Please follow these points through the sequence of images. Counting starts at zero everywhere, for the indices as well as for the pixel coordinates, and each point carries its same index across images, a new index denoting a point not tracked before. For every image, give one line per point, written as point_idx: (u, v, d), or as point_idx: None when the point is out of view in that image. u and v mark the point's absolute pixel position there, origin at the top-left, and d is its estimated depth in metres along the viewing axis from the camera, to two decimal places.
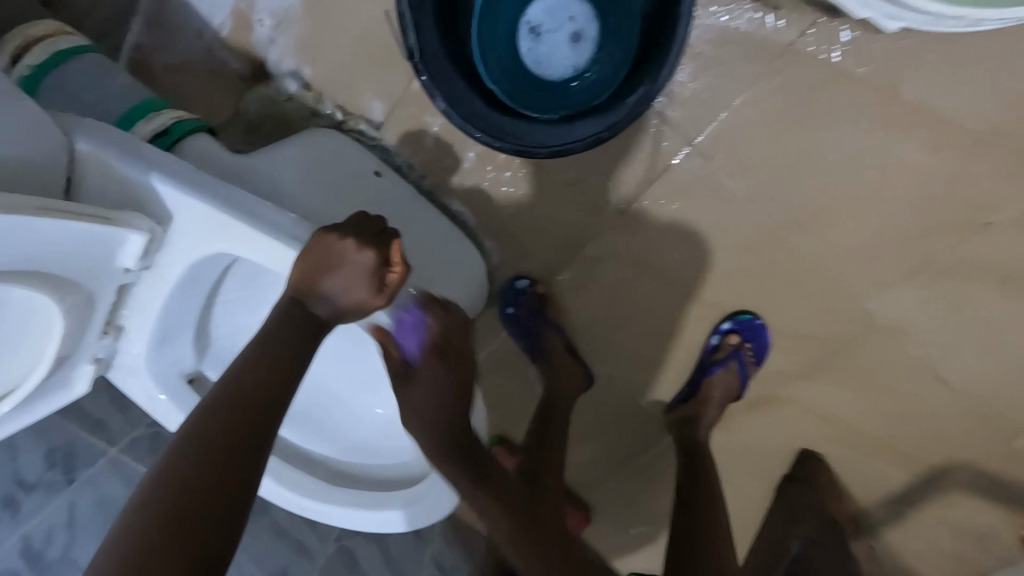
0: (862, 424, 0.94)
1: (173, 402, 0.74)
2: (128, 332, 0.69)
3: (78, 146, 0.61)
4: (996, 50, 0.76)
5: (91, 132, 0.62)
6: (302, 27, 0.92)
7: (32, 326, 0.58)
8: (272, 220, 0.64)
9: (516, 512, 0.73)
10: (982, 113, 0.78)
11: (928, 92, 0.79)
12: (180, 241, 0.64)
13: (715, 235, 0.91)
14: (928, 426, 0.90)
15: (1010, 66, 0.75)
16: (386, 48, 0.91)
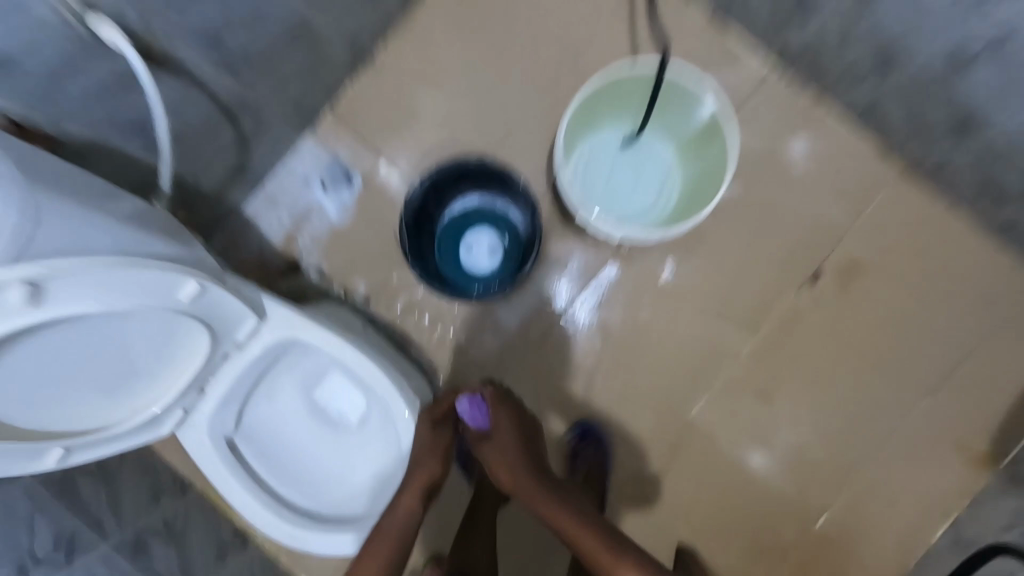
0: (699, 505, 1.30)
1: (215, 454, 0.97)
2: (202, 403, 0.93)
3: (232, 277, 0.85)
4: (726, 256, 1.30)
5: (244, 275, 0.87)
6: (324, 239, 1.39)
7: (163, 367, 0.83)
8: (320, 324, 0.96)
9: (581, 512, 0.91)
10: (725, 292, 1.31)
11: (698, 280, 1.31)
12: (264, 334, 0.91)
13: (588, 378, 1.33)
14: (736, 499, 1.30)
15: (733, 265, 1.30)
16: (377, 253, 1.38)
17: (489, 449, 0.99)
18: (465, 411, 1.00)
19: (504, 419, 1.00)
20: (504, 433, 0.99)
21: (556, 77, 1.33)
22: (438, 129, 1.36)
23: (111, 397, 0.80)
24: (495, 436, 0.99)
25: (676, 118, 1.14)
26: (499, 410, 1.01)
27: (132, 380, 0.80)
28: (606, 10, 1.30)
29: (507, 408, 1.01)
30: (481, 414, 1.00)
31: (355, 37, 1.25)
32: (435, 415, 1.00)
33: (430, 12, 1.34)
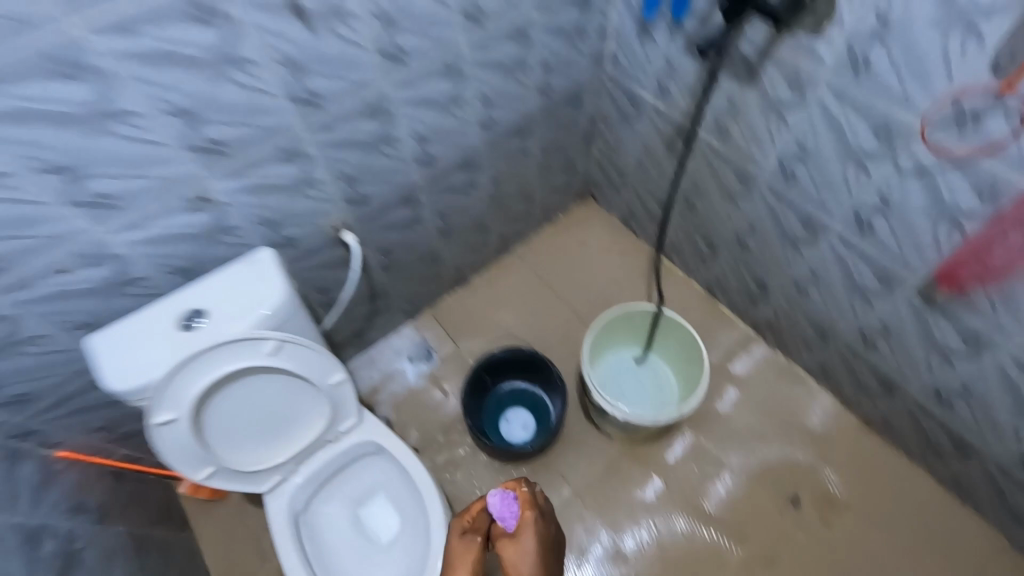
0: None
1: (281, 527, 1.20)
2: (293, 478, 1.22)
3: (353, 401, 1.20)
4: (716, 469, 1.58)
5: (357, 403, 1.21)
6: (399, 396, 1.79)
7: (288, 440, 1.17)
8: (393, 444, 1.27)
9: None
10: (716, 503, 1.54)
11: (694, 485, 1.57)
12: (354, 436, 1.26)
13: (591, 559, 1.51)
14: None
15: (723, 478, 1.57)
16: (436, 415, 1.75)
17: (510, 549, 1.06)
18: (494, 507, 1.08)
19: (533, 522, 1.07)
20: (528, 540, 1.06)
21: (593, 314, 1.89)
22: (504, 333, 1.87)
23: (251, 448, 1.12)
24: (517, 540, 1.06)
25: (671, 348, 1.58)
26: (527, 512, 1.08)
27: (269, 439, 1.13)
28: (632, 279, 1.94)
29: (535, 511, 1.08)
30: (510, 515, 1.07)
31: (463, 267, 1.87)
32: (465, 526, 1.12)
33: (514, 261, 2.00)
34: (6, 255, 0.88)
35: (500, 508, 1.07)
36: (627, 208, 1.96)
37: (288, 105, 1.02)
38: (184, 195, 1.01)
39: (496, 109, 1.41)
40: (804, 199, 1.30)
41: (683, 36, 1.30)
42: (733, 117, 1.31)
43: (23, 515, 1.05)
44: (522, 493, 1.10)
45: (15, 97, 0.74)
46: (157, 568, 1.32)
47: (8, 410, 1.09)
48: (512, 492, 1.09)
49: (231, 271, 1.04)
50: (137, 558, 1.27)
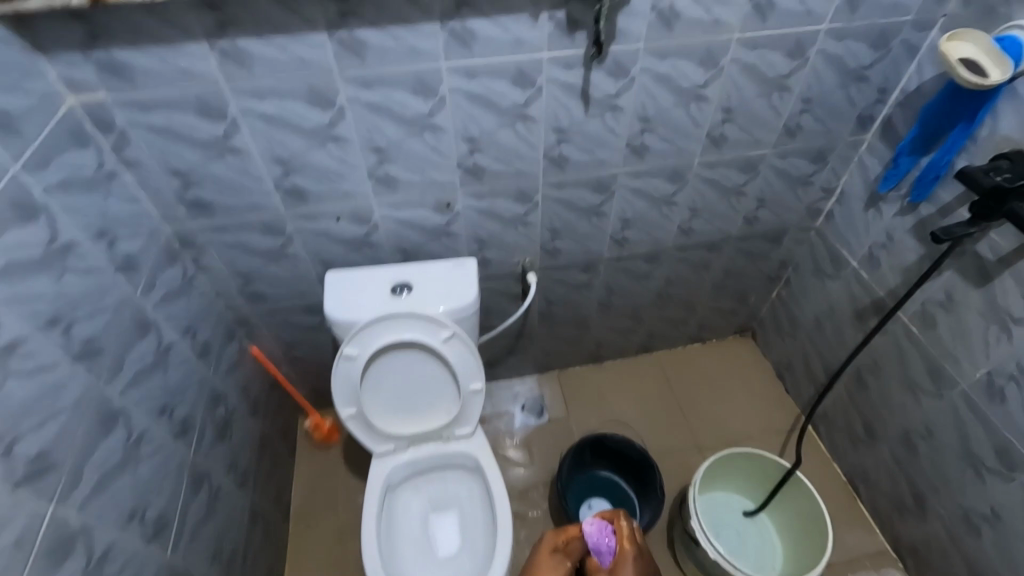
0: None
1: (374, 489, 1.30)
2: (400, 453, 1.34)
3: (477, 412, 1.31)
4: None
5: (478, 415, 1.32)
6: (500, 435, 1.87)
7: (414, 419, 1.31)
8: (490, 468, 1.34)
9: None
10: None
11: None
12: (460, 444, 1.36)
13: None
14: None
15: None
16: (525, 470, 1.79)
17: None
18: (591, 536, 1.06)
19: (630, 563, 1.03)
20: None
21: (713, 448, 1.81)
22: (616, 424, 1.87)
23: (386, 410, 1.27)
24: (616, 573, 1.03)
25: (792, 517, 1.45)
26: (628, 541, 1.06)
27: (402, 411, 1.28)
28: (766, 432, 1.83)
29: (635, 546, 1.06)
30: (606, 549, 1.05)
31: (604, 346, 1.94)
32: (556, 543, 1.07)
33: (651, 362, 2.02)
34: (312, 192, 1.19)
35: (597, 536, 1.06)
36: (787, 359, 1.88)
37: (541, 160, 1.24)
38: (438, 199, 1.27)
39: (699, 221, 1.52)
40: (1007, 426, 1.15)
41: (914, 218, 1.30)
42: (946, 311, 1.25)
43: (218, 378, 1.32)
44: (620, 525, 1.08)
45: (385, 96, 1.05)
46: (265, 475, 1.52)
47: (246, 299, 1.40)
48: (611, 524, 1.08)
49: (440, 266, 1.26)
50: (258, 459, 1.49)
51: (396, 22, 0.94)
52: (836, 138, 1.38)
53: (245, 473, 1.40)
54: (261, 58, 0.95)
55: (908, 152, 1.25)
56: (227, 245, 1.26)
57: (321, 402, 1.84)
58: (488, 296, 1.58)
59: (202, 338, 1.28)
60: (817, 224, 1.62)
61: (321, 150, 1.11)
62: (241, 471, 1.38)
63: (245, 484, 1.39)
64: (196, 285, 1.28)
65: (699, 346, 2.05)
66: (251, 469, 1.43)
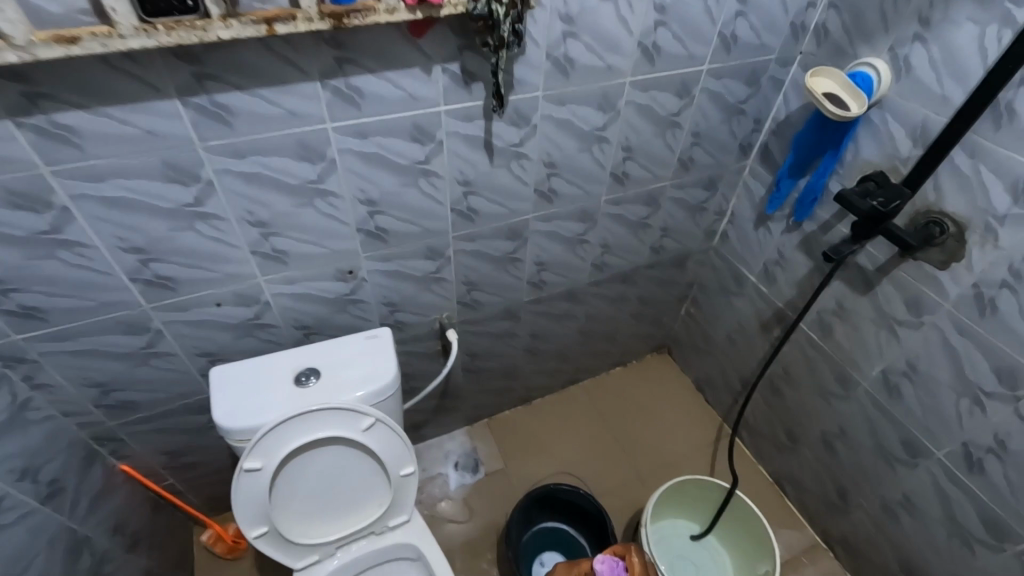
0: None
1: None
2: (326, 563, 1.16)
3: (412, 497, 1.18)
4: None
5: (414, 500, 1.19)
6: (436, 501, 1.72)
7: (340, 520, 1.14)
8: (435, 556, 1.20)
9: None
10: None
11: None
12: (397, 535, 1.21)
13: None
14: None
15: None
16: (468, 535, 1.66)
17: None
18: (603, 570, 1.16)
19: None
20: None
21: (651, 473, 1.81)
22: (555, 467, 1.81)
23: (305, 517, 1.09)
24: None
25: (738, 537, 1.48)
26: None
27: (325, 514, 1.11)
28: (697, 448, 1.88)
29: None
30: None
31: (532, 387, 1.89)
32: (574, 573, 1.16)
33: (579, 395, 2.00)
34: (183, 280, 1.00)
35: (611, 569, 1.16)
36: (704, 372, 1.96)
37: (449, 215, 1.16)
38: (339, 267, 1.14)
39: (611, 255, 1.52)
40: (906, 417, 1.27)
41: (800, 235, 1.41)
42: (840, 318, 1.36)
43: (77, 520, 1.05)
44: (633, 561, 1.16)
45: (262, 164, 0.90)
46: None
47: (106, 413, 1.14)
48: (621, 559, 1.18)
49: (351, 342, 1.11)
50: None
51: (268, 84, 0.82)
52: (723, 166, 1.46)
53: None
54: (95, 134, 0.77)
55: (788, 175, 1.34)
56: (72, 354, 1.02)
57: (220, 507, 1.56)
58: (406, 360, 1.45)
59: (48, 476, 1.01)
60: (715, 244, 1.71)
61: (189, 231, 0.94)
62: None
63: None
64: (33, 409, 1.01)
65: (622, 371, 2.08)
66: None
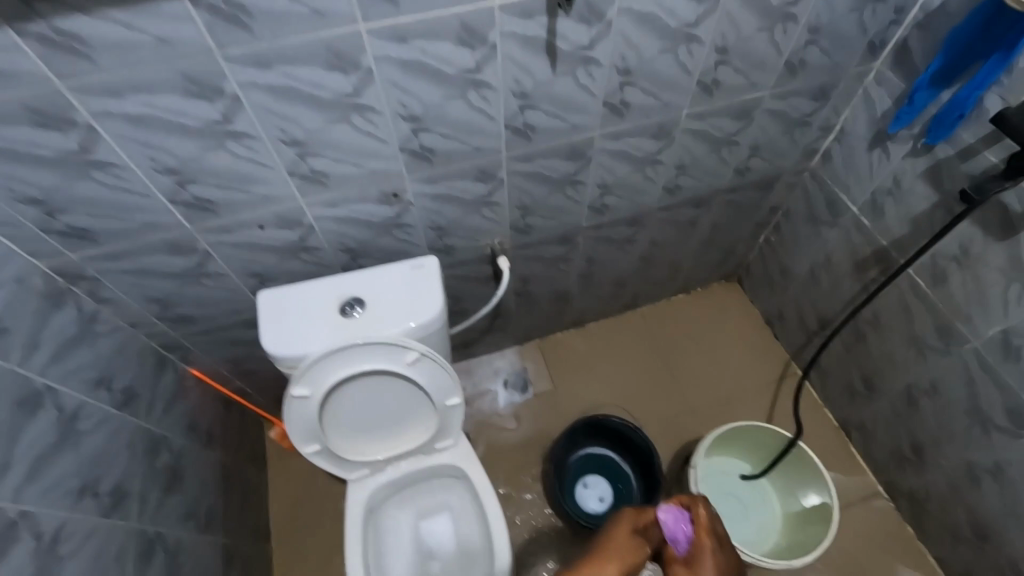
0: None
1: (357, 518, 1.18)
2: (377, 476, 1.21)
3: (458, 424, 1.18)
4: None
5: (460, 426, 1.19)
6: (485, 417, 1.76)
7: (389, 439, 1.17)
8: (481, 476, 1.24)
9: None
10: None
11: None
12: (444, 456, 1.24)
13: None
14: None
15: None
16: (514, 449, 1.71)
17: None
18: (667, 523, 0.88)
19: (712, 556, 0.88)
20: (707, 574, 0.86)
21: (705, 406, 1.75)
22: (605, 392, 1.79)
23: (356, 436, 1.13)
24: (695, 569, 0.87)
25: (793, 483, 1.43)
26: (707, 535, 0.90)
27: (374, 434, 1.14)
28: (758, 384, 1.78)
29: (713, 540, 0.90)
30: (685, 538, 0.89)
31: (586, 311, 1.81)
32: (638, 524, 0.87)
33: (636, 321, 1.91)
34: (222, 202, 0.95)
35: (677, 523, 0.89)
36: (777, 306, 1.79)
37: (503, 132, 1.02)
38: (383, 189, 1.05)
39: (687, 176, 1.33)
40: (1020, 385, 1.09)
41: (929, 160, 1.15)
42: (960, 265, 1.14)
43: (153, 422, 1.14)
44: (699, 514, 0.91)
45: (290, 76, 0.79)
46: (233, 505, 1.38)
47: (170, 325, 1.19)
48: (686, 511, 0.91)
49: (395, 270, 1.05)
50: (222, 492, 1.34)
51: None
52: (842, 70, 1.18)
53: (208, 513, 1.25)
54: (104, 43, 0.68)
55: (927, 86, 1.06)
56: (128, 272, 1.03)
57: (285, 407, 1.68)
58: (455, 283, 1.40)
59: (122, 383, 1.07)
60: (813, 164, 1.46)
61: (221, 151, 0.87)
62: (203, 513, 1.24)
63: (211, 524, 1.26)
64: (101, 322, 1.05)
65: (685, 299, 1.94)
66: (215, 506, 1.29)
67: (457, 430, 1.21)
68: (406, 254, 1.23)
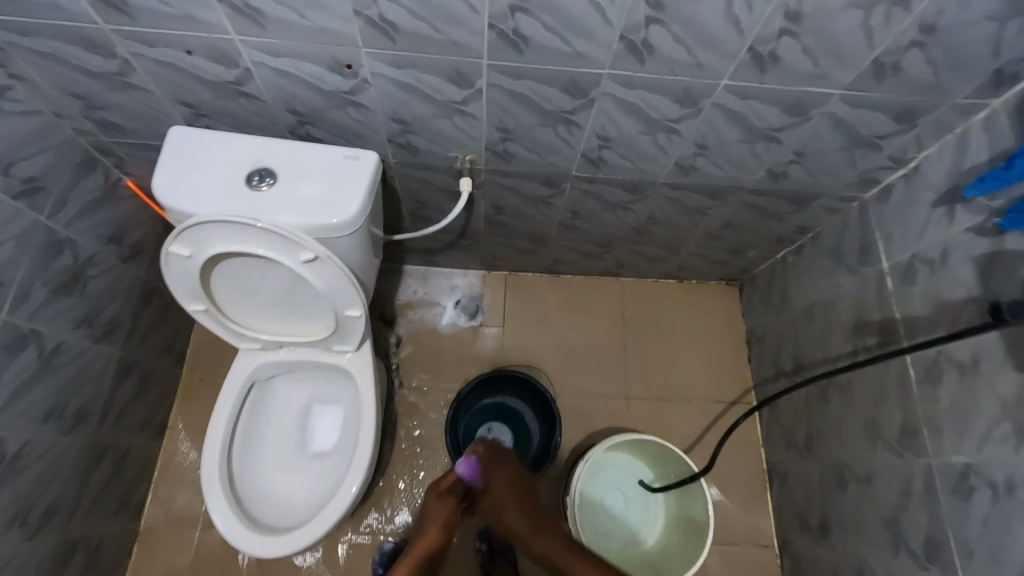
0: None
1: (239, 383, 1.17)
2: (270, 352, 1.18)
3: (357, 333, 1.11)
4: None
5: (358, 335, 1.12)
6: (423, 327, 1.70)
7: (285, 324, 1.12)
8: (369, 389, 1.19)
9: None
10: None
11: None
12: (340, 358, 1.19)
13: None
14: None
15: None
16: (439, 368, 1.66)
17: (489, 505, 1.12)
18: (462, 470, 1.08)
19: (499, 477, 1.11)
20: (502, 492, 1.11)
21: (644, 398, 1.66)
22: (550, 348, 1.70)
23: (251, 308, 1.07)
24: (492, 493, 1.10)
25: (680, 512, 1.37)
26: (494, 463, 1.12)
27: (271, 313, 1.09)
28: (707, 397, 1.66)
29: (496, 469, 1.12)
30: (478, 476, 1.09)
31: (563, 262, 1.67)
32: (442, 488, 1.07)
33: (615, 289, 1.77)
34: (138, 7, 0.80)
35: (469, 467, 1.08)
36: (764, 332, 1.62)
37: (486, 31, 0.82)
38: (334, 54, 0.88)
39: (708, 160, 1.11)
40: (952, 520, 0.96)
41: (991, 246, 0.92)
42: (960, 375, 0.95)
43: (59, 222, 1.09)
44: (482, 451, 1.12)
45: None
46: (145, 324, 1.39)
47: (97, 127, 1.09)
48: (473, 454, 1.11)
49: (326, 154, 0.92)
50: (133, 310, 1.34)
51: None
52: (943, 95, 0.91)
53: (109, 326, 1.26)
54: None
55: None
56: (41, 55, 0.91)
57: None
58: (417, 187, 1.25)
59: (26, 171, 1.01)
60: (866, 196, 1.21)
61: None
62: (103, 324, 1.24)
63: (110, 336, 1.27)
64: (12, 99, 0.96)
65: (675, 287, 1.78)
66: (120, 321, 1.29)
67: (356, 339, 1.14)
68: (362, 138, 1.08)
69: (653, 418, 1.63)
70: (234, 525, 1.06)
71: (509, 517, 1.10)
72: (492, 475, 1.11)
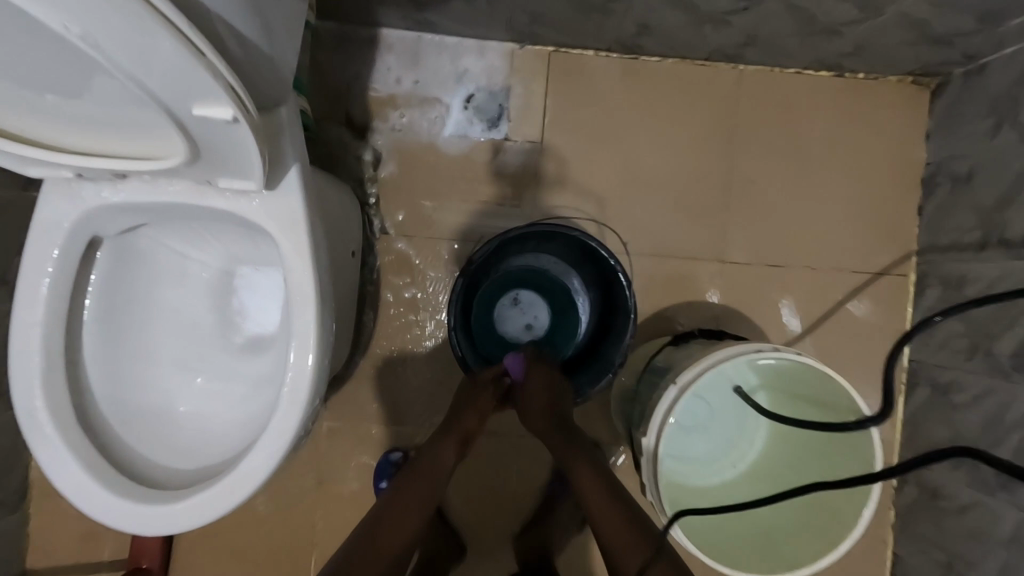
0: None
1: (60, 244, 0.63)
2: (105, 187, 0.62)
3: (251, 147, 0.53)
4: (698, 566, 1.06)
5: (253, 153, 0.54)
6: (414, 139, 1.07)
7: (97, 129, 0.53)
8: (303, 260, 0.65)
9: None
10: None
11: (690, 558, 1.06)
12: (243, 202, 0.63)
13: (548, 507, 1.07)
14: None
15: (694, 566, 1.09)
16: (441, 204, 1.08)
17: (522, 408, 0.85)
18: (507, 366, 0.87)
19: (540, 377, 0.84)
20: (536, 394, 0.83)
21: (747, 262, 1.10)
22: (614, 180, 1.09)
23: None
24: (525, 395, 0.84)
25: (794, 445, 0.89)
26: (542, 366, 0.86)
27: (52, 99, 0.50)
28: (842, 266, 1.11)
29: (543, 371, 0.85)
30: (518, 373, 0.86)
31: (655, 28, 0.96)
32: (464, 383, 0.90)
33: (722, 88, 1.09)
34: None
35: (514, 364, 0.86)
36: (972, 168, 0.99)
37: None
38: None
39: None
40: None
41: None
42: None
43: None
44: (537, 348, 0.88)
45: None
46: None
47: None
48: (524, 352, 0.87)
49: None
50: None
51: None
52: None
53: None
54: None
55: None
56: None
57: None
58: None
59: None
60: None
61: None
62: None
63: None
64: None
65: (822, 87, 1.09)
66: None
67: (255, 163, 0.55)
68: None
69: (758, 290, 1.10)
70: (85, 486, 0.62)
71: (538, 428, 0.83)
72: (534, 378, 0.84)
